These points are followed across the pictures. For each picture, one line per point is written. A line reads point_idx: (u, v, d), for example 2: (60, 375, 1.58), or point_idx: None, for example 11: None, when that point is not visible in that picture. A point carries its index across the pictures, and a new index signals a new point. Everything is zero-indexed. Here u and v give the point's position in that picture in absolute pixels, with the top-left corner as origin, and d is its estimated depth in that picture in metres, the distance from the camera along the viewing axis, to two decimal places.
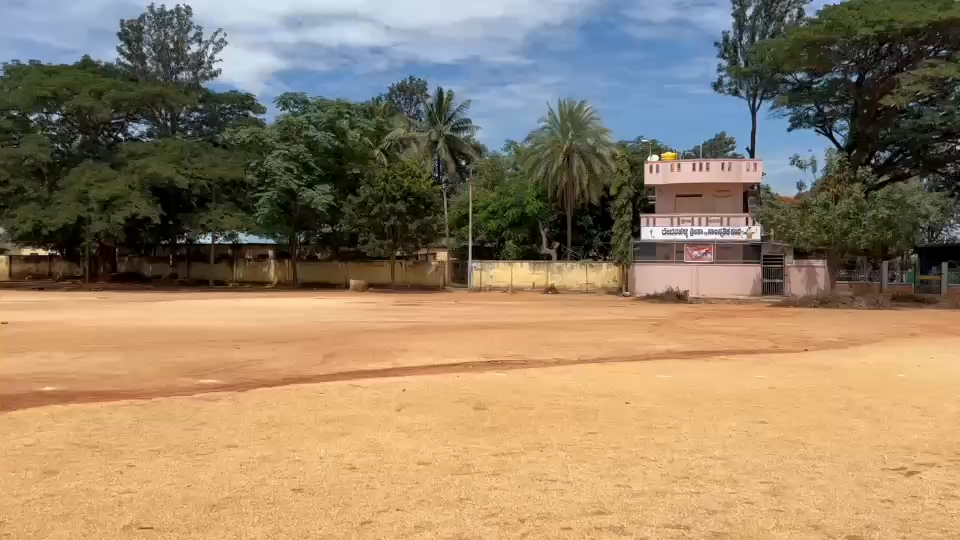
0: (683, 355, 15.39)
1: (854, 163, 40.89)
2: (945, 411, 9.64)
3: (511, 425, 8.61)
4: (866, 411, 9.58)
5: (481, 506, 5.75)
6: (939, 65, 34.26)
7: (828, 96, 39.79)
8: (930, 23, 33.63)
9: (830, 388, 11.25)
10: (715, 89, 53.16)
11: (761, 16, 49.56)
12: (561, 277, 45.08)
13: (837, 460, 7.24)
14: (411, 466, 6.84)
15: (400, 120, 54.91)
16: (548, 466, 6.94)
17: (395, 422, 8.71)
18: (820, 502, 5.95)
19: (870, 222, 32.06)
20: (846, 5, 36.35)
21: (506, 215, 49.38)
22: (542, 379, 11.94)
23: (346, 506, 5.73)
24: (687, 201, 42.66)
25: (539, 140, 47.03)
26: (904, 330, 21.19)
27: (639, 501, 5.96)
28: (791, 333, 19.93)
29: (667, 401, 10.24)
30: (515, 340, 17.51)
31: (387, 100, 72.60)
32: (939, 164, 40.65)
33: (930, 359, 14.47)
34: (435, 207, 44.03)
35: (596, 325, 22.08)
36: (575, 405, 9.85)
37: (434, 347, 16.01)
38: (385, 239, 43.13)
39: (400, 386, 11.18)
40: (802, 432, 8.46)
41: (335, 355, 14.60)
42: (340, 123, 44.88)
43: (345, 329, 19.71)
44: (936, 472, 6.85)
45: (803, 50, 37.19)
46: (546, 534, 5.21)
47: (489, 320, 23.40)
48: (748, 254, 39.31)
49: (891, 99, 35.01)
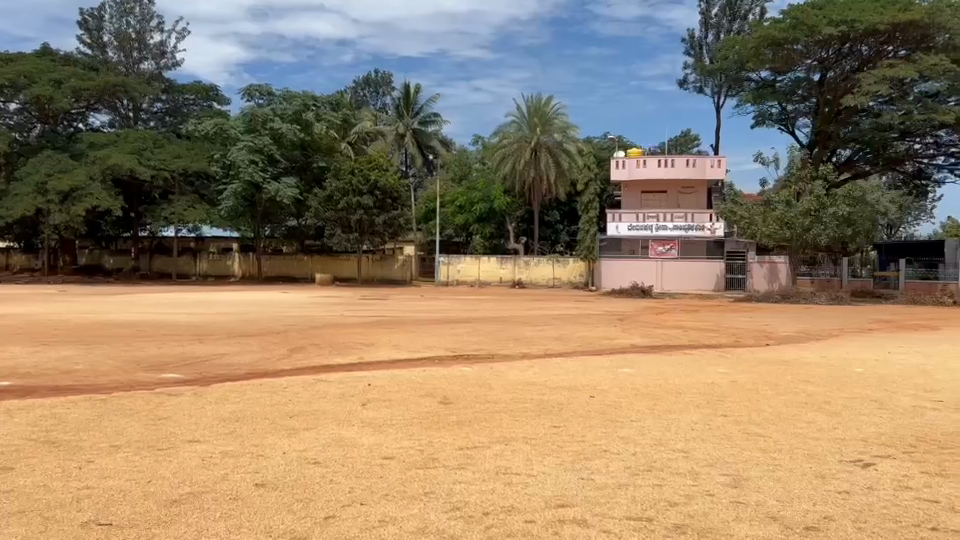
0: (647, 350, 15.55)
1: (816, 161, 41.36)
2: (901, 404, 9.85)
3: (477, 419, 8.60)
4: (824, 405, 9.74)
5: (445, 500, 5.76)
6: (898, 65, 34.93)
7: (791, 94, 40.15)
8: (890, 24, 34.27)
9: (789, 382, 11.44)
10: (680, 86, 53.51)
11: (726, 14, 50.06)
12: (528, 272, 45.16)
13: (796, 452, 7.38)
14: (375, 461, 6.82)
15: (367, 113, 54.55)
16: (513, 460, 6.95)
17: (360, 416, 8.68)
18: (779, 494, 6.05)
19: (830, 219, 32.58)
20: (808, 4, 36.88)
21: (473, 209, 49.22)
22: (507, 373, 11.98)
23: (310, 501, 5.70)
24: (653, 197, 43.05)
25: (505, 135, 46.89)
26: (862, 326, 21.57)
27: (603, 493, 6.02)
28: (753, 328, 20.22)
29: (630, 395, 10.34)
30: (481, 335, 17.55)
31: (353, 93, 72.20)
32: (898, 162, 41.37)
33: (886, 354, 14.77)
34: (402, 201, 43.59)
35: (563, 319, 22.21)
36: (539, 399, 9.89)
37: (400, 340, 15.99)
38: (351, 233, 42.75)
39: (365, 380, 11.16)
40: (762, 425, 8.60)
41: (299, 349, 14.51)
42: (305, 115, 44.47)
43: (309, 324, 19.58)
44: (891, 464, 7.00)
45: (767, 48, 37.85)
46: (510, 527, 5.23)
47: (454, 314, 23.42)
48: (711, 250, 39.93)
49: (852, 98, 35.61)
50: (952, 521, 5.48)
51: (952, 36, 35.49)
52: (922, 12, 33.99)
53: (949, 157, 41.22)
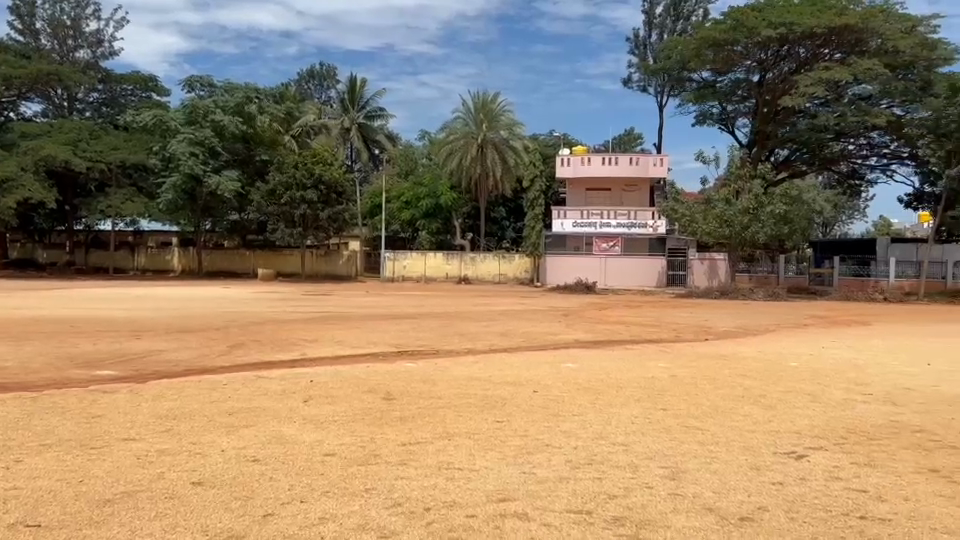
0: (591, 345, 15.73)
1: (754, 160, 42.26)
2: (833, 397, 10.16)
3: (421, 415, 8.60)
4: (760, 399, 9.95)
5: (386, 497, 5.73)
6: (833, 67, 35.95)
7: (731, 95, 40.87)
8: (827, 28, 35.26)
9: (727, 376, 11.68)
10: (624, 85, 54.07)
11: (670, 14, 50.79)
12: (474, 268, 45.20)
13: (732, 445, 7.55)
14: (316, 458, 6.75)
15: (311, 106, 53.90)
16: (456, 455, 6.96)
17: (301, 414, 8.55)
18: (715, 485, 6.18)
19: (767, 217, 33.50)
20: (748, 7, 37.69)
21: (419, 205, 49.01)
22: (451, 369, 11.95)
23: (248, 498, 5.63)
24: (597, 194, 43.63)
25: (452, 131, 46.79)
26: (799, 321, 22.10)
27: (544, 487, 6.06)
28: (694, 324, 20.57)
29: (573, 389, 10.45)
30: (426, 330, 17.53)
31: (297, 85, 71.42)
32: (833, 162, 42.39)
33: (820, 349, 15.17)
34: (347, 196, 43.21)
35: (507, 315, 22.36)
36: (483, 394, 9.92)
37: (344, 337, 15.85)
38: (294, 228, 42.22)
39: (307, 377, 10.98)
40: (700, 418, 8.76)
41: (240, 346, 14.28)
42: (248, 108, 43.76)
43: (252, 319, 19.33)
44: (823, 455, 7.20)
45: (708, 49, 38.54)
46: (451, 523, 5.24)
47: (399, 310, 23.31)
48: (654, 246, 40.42)
49: (790, 99, 36.54)
50: (878, 510, 5.67)
51: (884, 41, 36.65)
52: (857, 16, 35.06)
53: (880, 157, 42.43)
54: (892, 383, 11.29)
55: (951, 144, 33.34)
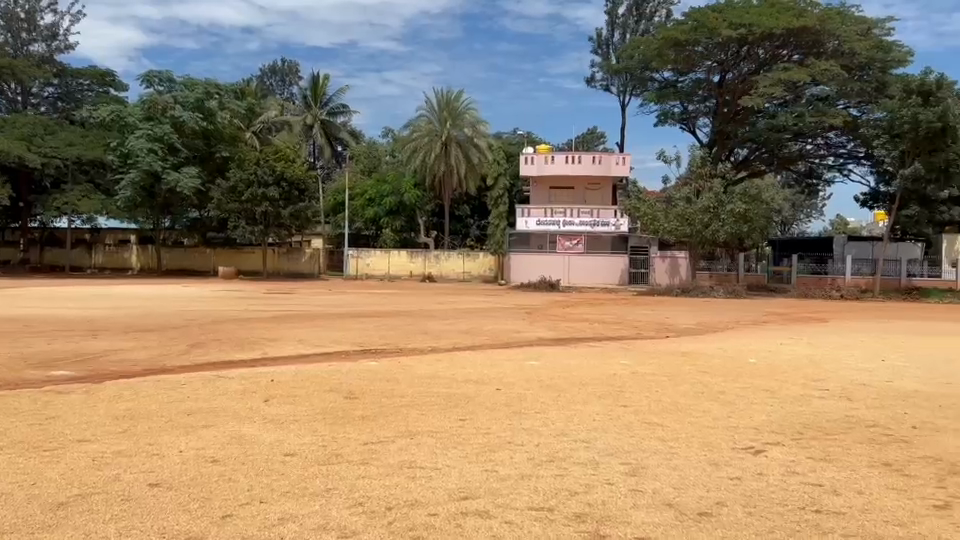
0: (554, 342, 15.81)
1: (715, 160, 42.76)
2: (790, 393, 10.33)
3: (383, 414, 8.56)
4: (719, 395, 10.09)
5: (347, 496, 5.70)
6: (792, 68, 36.56)
7: (692, 95, 41.17)
8: (786, 29, 35.83)
9: (687, 372, 11.83)
10: (587, 85, 54.31)
11: (633, 14, 51.19)
12: (438, 266, 45.14)
13: (691, 441, 7.64)
14: (276, 458, 6.69)
15: (273, 102, 53.32)
16: (417, 453, 6.95)
17: (262, 414, 8.47)
18: (674, 481, 6.25)
19: (728, 215, 33.94)
20: (709, 8, 38.19)
21: (383, 202, 48.79)
22: (413, 367, 11.92)
23: (207, 500, 5.55)
24: (561, 193, 43.79)
25: (415, 128, 46.69)
26: (757, 318, 22.47)
27: (505, 485, 6.07)
28: (655, 321, 20.79)
29: (535, 386, 10.50)
30: (390, 328, 17.49)
31: (259, 81, 70.76)
32: (791, 162, 43.07)
33: (778, 345, 15.42)
34: (310, 193, 42.85)
35: (470, 313, 22.38)
36: (447, 392, 9.92)
37: (306, 335, 15.76)
38: (256, 225, 41.77)
39: (268, 376, 10.88)
40: (660, 415, 8.85)
41: (200, 345, 14.11)
42: (209, 104, 43.10)
43: (212, 318, 19.08)
44: (779, 450, 7.33)
45: (670, 49, 38.94)
46: (413, 521, 5.22)
47: (361, 308, 23.21)
48: (616, 245, 40.97)
49: (750, 100, 37.10)
50: (833, 503, 5.77)
51: (841, 43, 37.31)
52: (815, 18, 35.70)
53: (837, 157, 43.16)
54: (847, 378, 11.52)
55: (904, 144, 34.09)
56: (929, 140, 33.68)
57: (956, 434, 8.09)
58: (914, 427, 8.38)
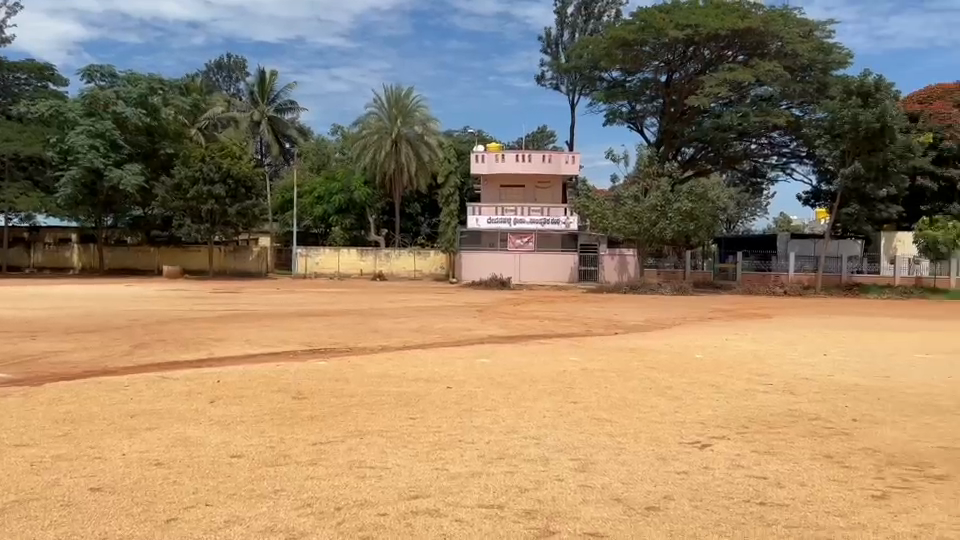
0: (505, 340, 15.85)
1: (662, 159, 43.33)
2: (735, 387, 10.52)
3: (332, 414, 8.48)
4: (666, 390, 10.24)
5: (295, 497, 5.63)
6: (736, 69, 37.26)
7: (640, 95, 41.58)
8: (730, 31, 36.59)
9: (636, 368, 11.97)
10: (538, 83, 54.53)
11: (582, 14, 51.59)
12: (389, 264, 44.92)
13: (639, 436, 7.72)
14: (223, 460, 6.59)
15: (219, 98, 52.45)
16: (367, 453, 6.90)
17: (207, 415, 8.33)
18: (623, 476, 6.32)
19: (674, 214, 34.47)
20: (656, 8, 38.70)
21: (332, 200, 48.43)
22: (363, 366, 11.85)
23: (151, 503, 5.44)
24: (511, 192, 43.94)
25: (365, 125, 46.43)
26: (703, 314, 22.86)
27: (456, 483, 6.07)
28: (604, 318, 21.00)
29: (486, 384, 10.51)
30: (339, 327, 17.35)
31: (204, 76, 69.57)
32: (736, 162, 43.83)
33: (723, 341, 15.69)
34: (257, 191, 42.23)
35: (420, 311, 22.31)
36: (397, 391, 9.86)
37: (254, 335, 15.54)
38: (202, 224, 41.06)
39: (215, 376, 10.71)
40: (609, 411, 8.94)
41: (144, 345, 13.82)
42: (152, 100, 42.32)
43: (156, 318, 18.72)
44: (725, 444, 7.46)
45: (618, 48, 39.33)
46: (362, 522, 5.18)
47: (311, 307, 23.00)
48: (566, 243, 41.35)
49: (696, 99, 37.77)
50: (777, 495, 5.89)
51: (784, 44, 38.09)
52: (758, 20, 36.50)
53: (780, 157, 44.08)
54: (791, 372, 11.78)
55: (845, 145, 35.02)
56: (868, 140, 34.66)
57: (893, 426, 8.33)
58: (854, 420, 8.61)
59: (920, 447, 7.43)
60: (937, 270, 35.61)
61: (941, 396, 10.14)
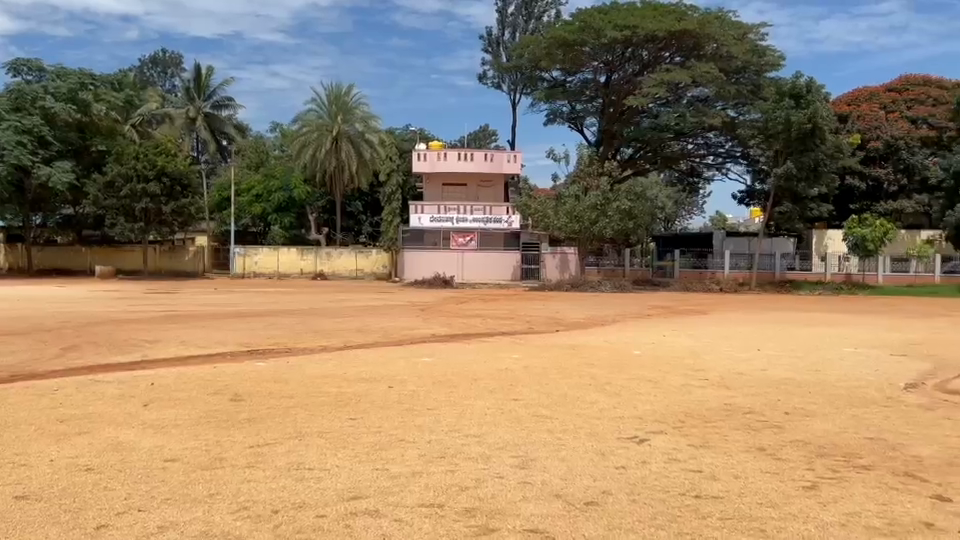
0: (446, 339, 15.85)
1: (602, 158, 43.77)
2: (672, 383, 10.70)
3: (270, 416, 8.35)
4: (606, 386, 10.38)
5: (232, 501, 5.54)
6: (673, 70, 37.93)
7: (580, 95, 41.88)
8: (667, 32, 37.30)
9: (576, 365, 12.09)
10: (479, 82, 54.62)
11: (522, 14, 51.87)
12: (330, 263, 44.48)
13: (579, 432, 7.80)
14: (157, 464, 6.44)
15: (152, 94, 51.23)
16: (306, 455, 6.84)
17: (141, 418, 8.13)
18: (563, 472, 6.38)
19: (614, 213, 34.94)
20: (595, 9, 39.09)
21: (271, 198, 47.84)
22: (303, 367, 11.72)
23: (81, 510, 5.29)
24: (453, 190, 43.86)
25: (305, 123, 45.91)
26: (641, 311, 23.20)
27: (396, 483, 6.05)
28: (545, 315, 21.15)
29: (428, 383, 10.49)
30: (278, 328, 17.09)
31: (138, 72, 67.85)
32: (673, 161, 44.59)
33: (661, 337, 15.93)
34: (193, 189, 41.39)
35: (361, 311, 22.13)
36: (337, 392, 9.78)
37: (189, 336, 15.21)
38: (135, 223, 39.98)
39: (149, 379, 10.47)
40: (549, 408, 9.00)
41: (74, 348, 13.43)
42: (82, 95, 41.24)
43: (88, 320, 18.16)
44: (662, 439, 7.58)
45: (558, 48, 39.53)
46: (299, 524, 5.12)
47: (249, 308, 22.64)
48: (508, 241, 41.48)
49: (635, 100, 38.32)
50: (712, 489, 6.02)
51: (719, 46, 38.79)
52: (694, 22, 37.25)
53: (716, 157, 44.97)
54: (726, 367, 12.05)
55: (778, 144, 35.95)
56: (800, 140, 35.63)
57: (824, 418, 8.58)
58: (787, 413, 8.84)
59: (849, 438, 7.67)
60: (865, 266, 37.32)
61: (868, 388, 10.49)
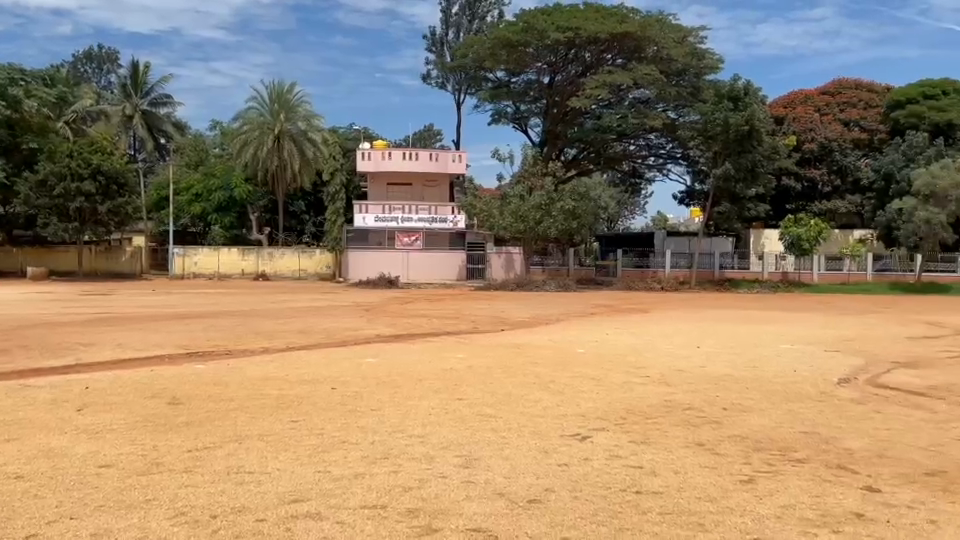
0: (391, 339, 15.83)
1: (546, 159, 44.02)
2: (615, 380, 10.85)
3: (209, 419, 8.21)
4: (550, 385, 10.47)
5: (168, 507, 5.43)
6: (615, 71, 38.45)
7: (524, 95, 42.07)
8: (609, 34, 37.81)
9: (521, 364, 12.15)
10: (423, 82, 54.48)
11: (466, 14, 51.91)
12: (272, 264, 43.85)
13: (523, 431, 7.84)
14: (90, 471, 6.27)
15: (87, 90, 49.83)
16: (246, 458, 6.73)
17: (74, 424, 7.92)
18: (506, 471, 6.41)
19: (558, 213, 35.27)
20: (538, 10, 39.34)
21: (211, 198, 46.95)
22: (244, 369, 11.56)
23: (9, 520, 5.12)
24: (398, 190, 43.66)
25: (246, 121, 45.21)
26: (584, 310, 23.43)
27: (339, 485, 5.99)
28: (490, 315, 21.23)
29: (371, 384, 10.44)
30: (218, 329, 16.80)
31: (72, 68, 65.96)
32: (615, 162, 45.11)
33: (603, 336, 16.12)
34: (130, 188, 40.38)
35: (304, 312, 21.89)
36: (279, 394, 9.66)
37: (125, 339, 14.86)
38: (69, 223, 38.84)
39: (83, 383, 10.21)
40: (493, 407, 9.02)
41: (4, 352, 13.01)
42: (12, 90, 39.86)
43: (18, 323, 17.60)
44: (604, 436, 7.67)
45: (502, 49, 39.63)
46: (238, 529, 5.04)
47: (188, 310, 22.21)
48: (454, 241, 41.51)
49: (578, 101, 38.70)
50: (652, 484, 6.11)
51: (660, 49, 39.37)
52: (635, 25, 37.79)
53: (657, 158, 45.63)
54: (667, 365, 12.25)
55: (717, 146, 36.71)
56: (738, 141, 36.50)
57: (760, 414, 8.79)
58: (725, 409, 9.03)
59: (784, 433, 7.88)
60: (801, 265, 38.32)
61: (803, 383, 10.77)
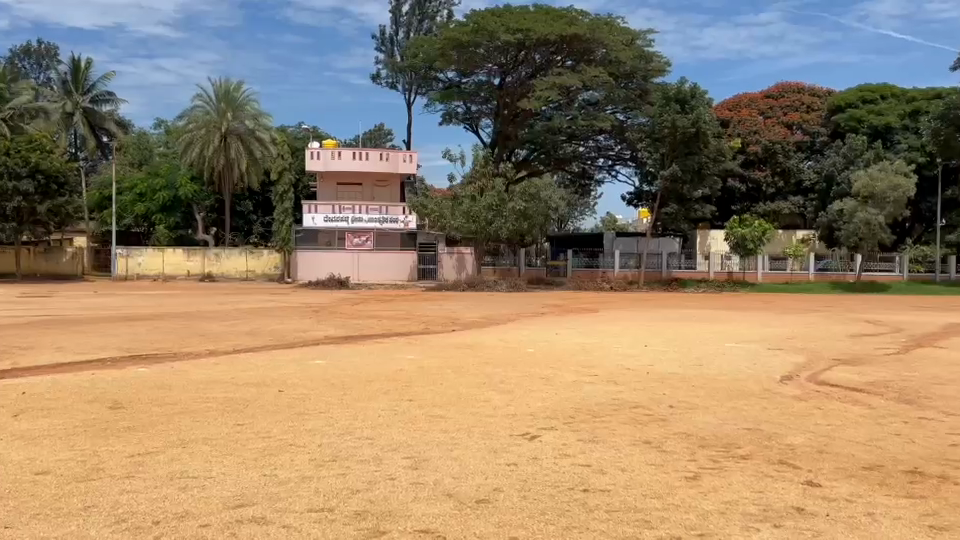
0: (340, 340, 15.72)
1: (497, 159, 44.16)
2: (564, 380, 10.92)
3: (152, 424, 8.03)
4: (500, 384, 10.50)
5: (108, 514, 5.30)
6: (565, 73, 38.71)
7: (475, 96, 42.09)
8: (559, 36, 38.07)
9: (472, 364, 12.17)
10: (373, 81, 54.10)
11: (416, 13, 51.73)
12: (219, 265, 43.33)
13: (472, 431, 7.83)
14: (26, 478, 6.09)
15: (25, 86, 48.36)
16: (190, 463, 6.60)
17: (10, 430, 7.68)
18: (455, 471, 6.41)
19: (509, 213, 35.45)
20: (489, 11, 39.36)
21: (155, 198, 46.00)
22: (189, 372, 11.35)
23: None
24: (348, 189, 43.34)
25: (192, 119, 44.33)
26: (535, 310, 23.59)
27: (286, 488, 5.93)
28: (440, 315, 21.24)
29: (320, 386, 10.34)
30: (163, 332, 16.48)
31: (9, 62, 64.02)
32: (566, 162, 45.44)
33: (553, 335, 16.24)
34: (70, 187, 39.65)
35: (253, 313, 21.61)
36: (225, 397, 9.50)
37: (66, 342, 14.48)
38: (6, 223, 37.68)
39: (20, 388, 9.90)
40: (443, 407, 9.01)
41: None
42: None
43: None
44: (553, 435, 7.71)
45: (452, 50, 39.58)
46: (181, 535, 4.96)
47: (132, 311, 21.76)
48: (404, 241, 41.44)
49: (528, 102, 38.90)
50: (599, 482, 6.16)
51: (608, 51, 39.74)
52: (584, 27, 38.09)
53: (606, 159, 46.14)
54: (615, 364, 12.39)
55: (664, 148, 37.30)
56: (685, 143, 37.12)
57: (705, 411, 8.93)
58: (671, 407, 9.16)
59: (729, 429, 8.01)
60: (746, 265, 39.09)
61: (748, 381, 10.99)
